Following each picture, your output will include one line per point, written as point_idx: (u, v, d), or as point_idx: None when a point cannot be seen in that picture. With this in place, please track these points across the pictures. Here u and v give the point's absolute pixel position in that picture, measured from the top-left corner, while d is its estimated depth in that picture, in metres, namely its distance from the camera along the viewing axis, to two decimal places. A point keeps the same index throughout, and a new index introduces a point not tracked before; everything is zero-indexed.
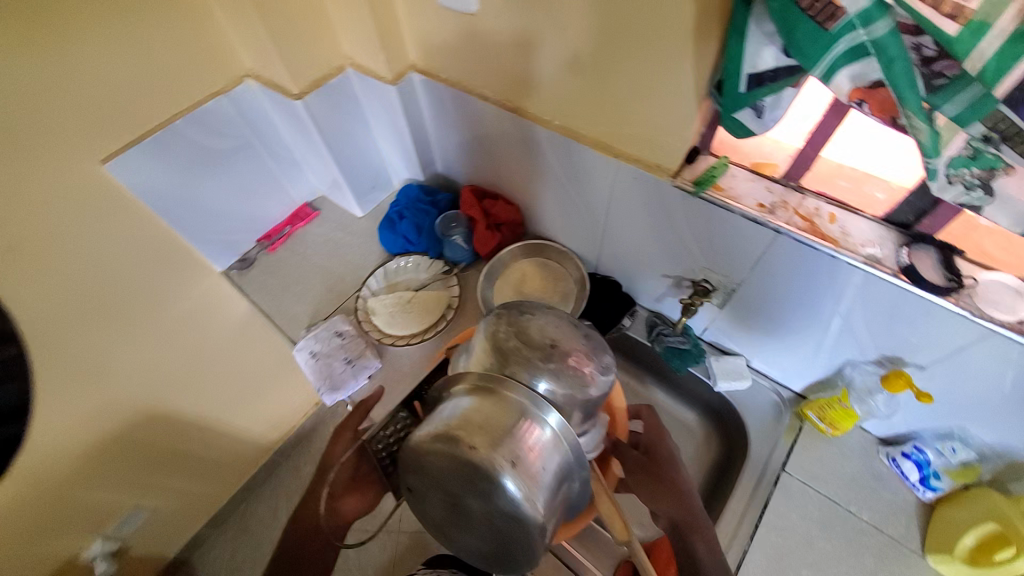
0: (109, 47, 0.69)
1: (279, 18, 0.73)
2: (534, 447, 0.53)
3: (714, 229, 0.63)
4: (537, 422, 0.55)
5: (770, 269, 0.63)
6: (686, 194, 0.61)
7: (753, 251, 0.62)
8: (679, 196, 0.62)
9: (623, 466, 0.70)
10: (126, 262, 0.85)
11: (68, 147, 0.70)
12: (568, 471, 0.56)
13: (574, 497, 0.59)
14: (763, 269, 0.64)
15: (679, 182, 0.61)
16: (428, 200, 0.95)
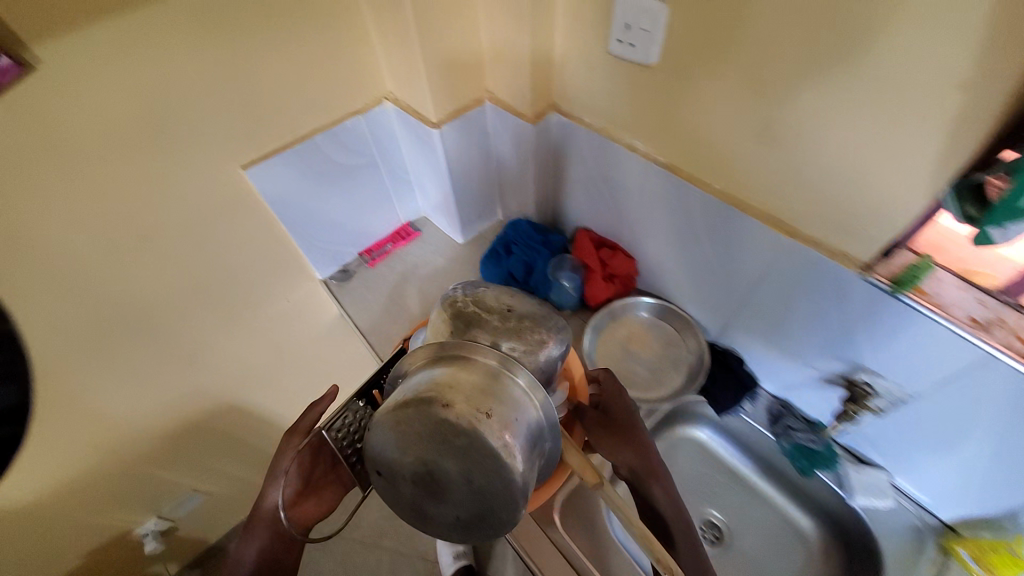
0: (272, 59, 0.70)
1: (432, 45, 0.71)
2: (506, 397, 0.54)
3: (901, 335, 0.55)
4: (507, 379, 0.56)
5: (961, 390, 0.54)
6: (880, 292, 0.54)
7: (947, 367, 0.54)
8: (868, 292, 0.55)
9: (583, 430, 0.71)
10: (241, 262, 0.86)
11: (214, 150, 0.72)
12: (541, 428, 0.56)
13: (547, 455, 0.59)
14: (949, 388, 0.55)
15: (873, 277, 0.54)
16: (539, 239, 0.90)
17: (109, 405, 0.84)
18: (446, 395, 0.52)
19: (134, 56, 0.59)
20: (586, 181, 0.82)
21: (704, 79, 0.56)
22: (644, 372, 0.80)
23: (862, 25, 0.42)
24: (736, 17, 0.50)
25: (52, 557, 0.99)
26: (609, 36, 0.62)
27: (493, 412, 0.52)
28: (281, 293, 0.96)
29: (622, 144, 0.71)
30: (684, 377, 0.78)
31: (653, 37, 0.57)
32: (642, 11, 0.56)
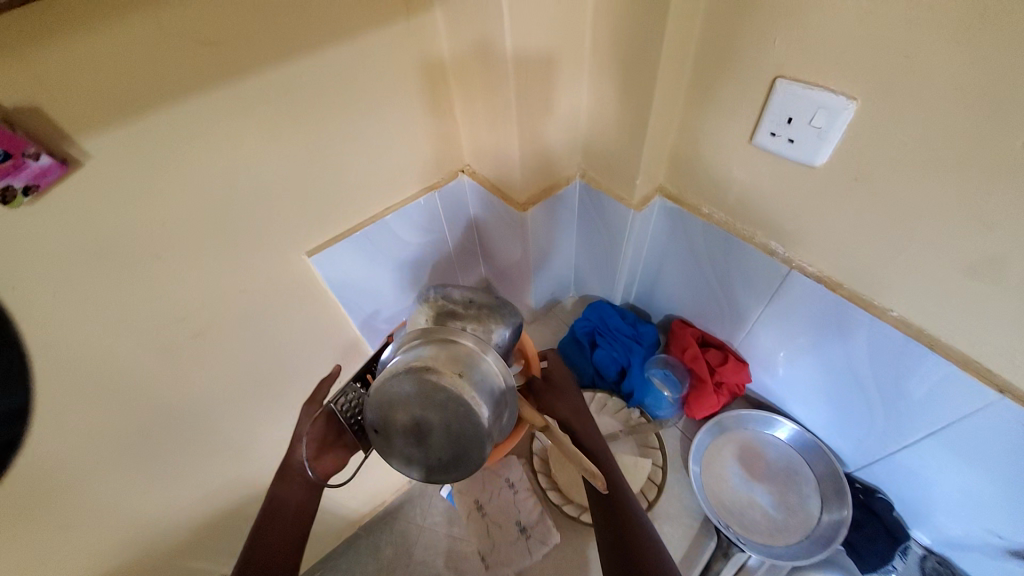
0: (350, 139, 0.61)
1: (530, 122, 0.62)
2: (478, 364, 0.53)
3: None
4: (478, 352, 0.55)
5: None
6: None
7: None
8: None
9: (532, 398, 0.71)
10: (296, 355, 0.75)
11: (280, 237, 0.63)
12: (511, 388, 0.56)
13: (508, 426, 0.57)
14: None
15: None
16: (631, 332, 0.80)
17: (146, 528, 0.72)
18: (418, 362, 0.52)
19: (201, 144, 0.50)
20: (694, 279, 0.72)
21: (894, 191, 0.45)
22: (766, 509, 0.68)
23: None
24: (966, 127, 0.38)
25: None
26: (758, 126, 0.51)
27: (461, 372, 0.52)
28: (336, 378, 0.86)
29: (753, 244, 0.60)
30: (818, 520, 0.66)
31: (826, 135, 0.46)
32: (816, 105, 0.45)
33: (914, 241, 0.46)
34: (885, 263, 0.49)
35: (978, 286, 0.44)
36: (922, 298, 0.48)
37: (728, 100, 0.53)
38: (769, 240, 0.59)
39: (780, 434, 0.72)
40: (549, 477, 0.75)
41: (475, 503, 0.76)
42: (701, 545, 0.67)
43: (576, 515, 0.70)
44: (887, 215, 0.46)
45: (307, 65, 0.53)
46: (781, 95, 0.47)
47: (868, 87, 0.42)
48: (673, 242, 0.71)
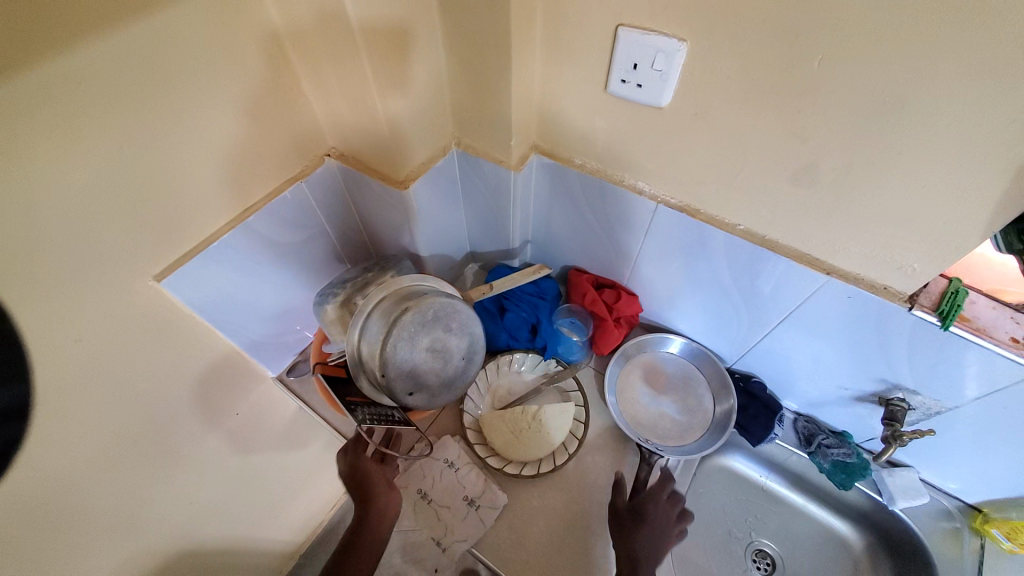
0: (179, 135, 0.52)
1: (395, 96, 0.59)
2: (425, 282, 0.68)
3: (943, 360, 0.57)
4: (415, 279, 0.69)
5: (1005, 400, 0.57)
6: (925, 322, 0.55)
7: (996, 383, 0.56)
8: (911, 323, 0.56)
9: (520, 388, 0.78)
10: (171, 395, 0.65)
11: (115, 267, 0.52)
12: (443, 283, 0.72)
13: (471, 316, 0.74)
14: (991, 399, 0.58)
15: (919, 309, 0.54)
16: (534, 290, 0.82)
17: None
18: (393, 313, 0.63)
19: None
20: (579, 229, 0.76)
21: (725, 119, 0.52)
22: (675, 415, 0.80)
23: (932, 69, 0.40)
24: (775, 56, 0.45)
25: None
26: (610, 76, 0.54)
27: (421, 292, 0.66)
28: (230, 407, 0.76)
29: (625, 186, 0.65)
30: (718, 416, 0.78)
31: (667, 77, 0.50)
32: (655, 49, 0.49)
33: (748, 161, 0.54)
34: (730, 185, 0.57)
35: (799, 193, 0.53)
36: (761, 210, 0.57)
37: (581, 53, 0.55)
38: (636, 181, 0.64)
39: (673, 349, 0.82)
40: (485, 445, 0.76)
41: (418, 492, 0.74)
42: (630, 463, 0.75)
43: (518, 472, 0.73)
44: (726, 145, 0.53)
45: (97, 49, 0.42)
46: (626, 42, 0.50)
47: (697, 29, 0.47)
48: (555, 195, 0.74)
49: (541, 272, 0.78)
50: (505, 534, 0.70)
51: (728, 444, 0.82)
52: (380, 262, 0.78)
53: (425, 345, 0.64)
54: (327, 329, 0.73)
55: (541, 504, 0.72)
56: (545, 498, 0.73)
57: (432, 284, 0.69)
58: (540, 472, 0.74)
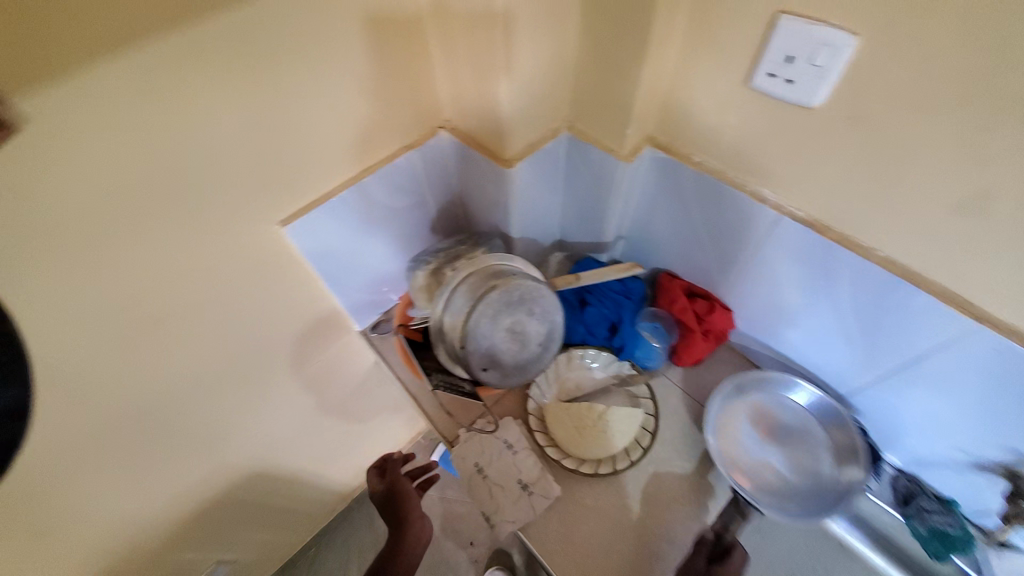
0: (317, 92, 0.55)
1: (521, 74, 0.58)
2: (513, 262, 0.67)
3: None
4: (503, 258, 0.68)
5: None
6: None
7: None
8: None
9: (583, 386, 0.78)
10: (267, 322, 0.72)
11: (245, 204, 0.58)
12: (528, 264, 0.71)
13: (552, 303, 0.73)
14: None
15: None
16: (620, 288, 0.79)
17: (119, 499, 0.71)
18: (480, 290, 0.63)
19: (149, 95, 0.44)
20: (680, 231, 0.72)
21: (886, 128, 0.45)
22: (780, 468, 0.71)
23: None
24: (970, 60, 0.38)
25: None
26: (757, 68, 0.50)
27: (508, 273, 0.65)
28: (315, 346, 0.83)
29: (746, 191, 0.60)
30: (834, 483, 0.68)
31: (827, 74, 0.45)
32: (818, 42, 0.44)
33: (905, 180, 0.47)
34: (875, 205, 0.51)
35: (961, 224, 0.46)
36: (907, 238, 0.50)
37: (728, 40, 0.51)
38: (760, 188, 0.59)
39: (796, 398, 0.72)
40: (546, 434, 0.75)
41: (474, 466, 0.72)
42: (692, 482, 0.71)
43: (576, 468, 0.72)
44: (881, 157, 0.47)
45: (265, 3, 0.46)
46: (784, 31, 0.46)
47: (876, 21, 0.41)
48: (662, 193, 0.70)
49: (632, 270, 0.76)
50: (552, 526, 0.68)
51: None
52: (472, 237, 0.79)
53: (505, 326, 0.64)
54: (414, 294, 0.75)
55: (596, 505, 0.70)
56: (599, 499, 0.70)
57: (520, 265, 0.68)
58: (598, 474, 0.71)
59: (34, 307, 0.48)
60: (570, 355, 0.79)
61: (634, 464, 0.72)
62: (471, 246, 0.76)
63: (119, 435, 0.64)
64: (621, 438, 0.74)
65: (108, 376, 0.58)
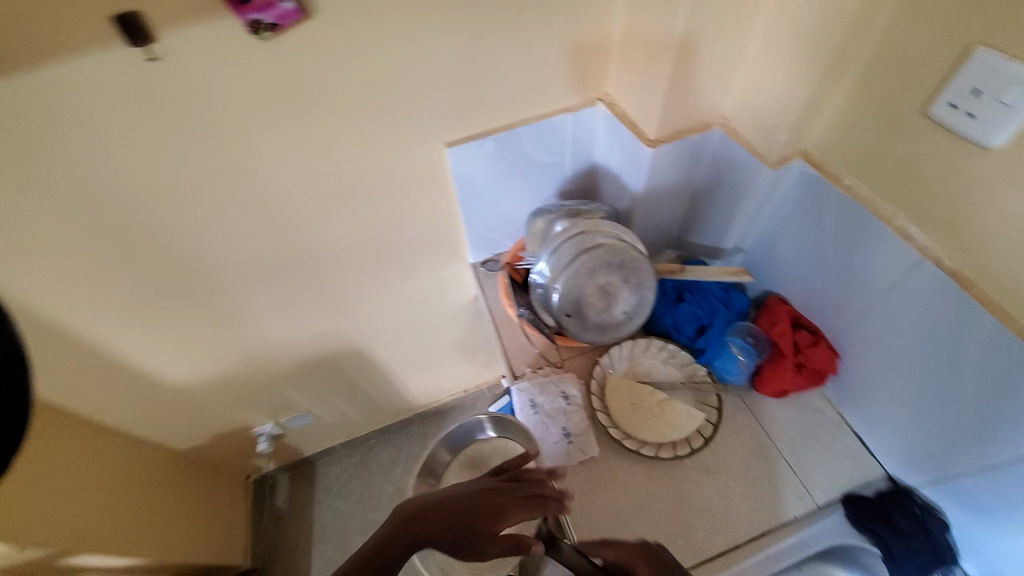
0: (513, 44, 0.66)
1: (691, 63, 0.63)
2: (625, 233, 0.73)
3: None
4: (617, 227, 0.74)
5: None
6: None
7: None
8: None
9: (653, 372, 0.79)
10: (410, 227, 0.87)
11: (432, 124, 0.72)
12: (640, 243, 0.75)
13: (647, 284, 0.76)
14: None
15: None
16: (722, 296, 0.81)
17: (270, 322, 0.94)
18: (587, 245, 0.70)
19: (401, 19, 0.59)
20: (801, 257, 0.74)
21: None
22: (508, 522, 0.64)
23: None
24: None
25: (186, 433, 1.13)
26: (937, 97, 0.50)
27: (617, 240, 0.70)
28: (433, 262, 0.97)
29: (891, 226, 0.59)
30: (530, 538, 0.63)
31: (1012, 114, 0.44)
32: (1011, 79, 0.43)
33: None
34: None
35: None
36: None
37: (919, 65, 0.51)
38: (909, 226, 0.58)
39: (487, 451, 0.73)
40: (601, 401, 0.77)
41: (529, 402, 0.77)
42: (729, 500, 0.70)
43: (620, 438, 0.73)
44: None
45: None
46: (977, 64, 0.45)
47: None
48: (801, 210, 0.71)
49: (740, 276, 0.78)
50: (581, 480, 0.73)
51: (852, 560, 0.71)
52: (592, 207, 0.84)
53: (599, 284, 0.69)
54: (528, 239, 0.84)
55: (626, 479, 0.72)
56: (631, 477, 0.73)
57: (631, 237, 0.73)
58: (637, 453, 0.73)
59: (277, 150, 0.67)
60: (649, 341, 0.81)
61: (676, 460, 0.73)
62: (591, 212, 0.82)
63: (288, 271, 0.85)
64: (673, 431, 0.74)
65: (298, 224, 0.78)
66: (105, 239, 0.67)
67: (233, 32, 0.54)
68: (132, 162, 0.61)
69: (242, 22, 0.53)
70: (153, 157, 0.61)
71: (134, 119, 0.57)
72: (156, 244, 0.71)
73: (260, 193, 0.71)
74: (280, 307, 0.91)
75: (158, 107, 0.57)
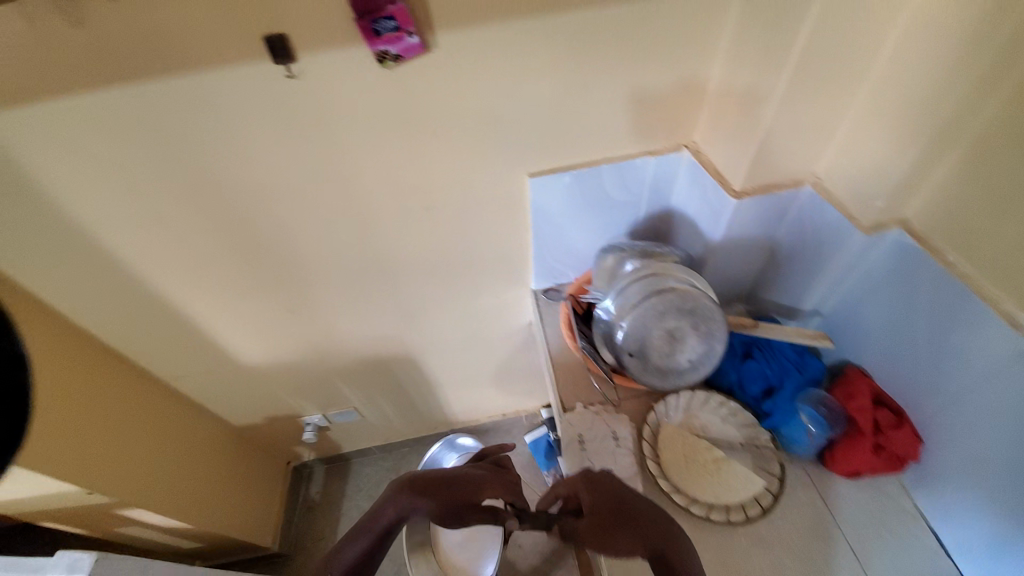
0: (607, 87, 0.69)
1: (787, 120, 0.62)
2: (699, 279, 0.71)
3: None
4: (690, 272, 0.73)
5: None
6: None
7: None
8: None
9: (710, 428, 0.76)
10: (481, 248, 0.91)
11: (519, 154, 0.76)
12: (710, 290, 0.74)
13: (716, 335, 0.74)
14: None
15: None
16: (795, 359, 0.77)
17: (338, 320, 0.99)
18: (658, 286, 0.69)
19: (508, 57, 0.63)
20: (890, 330, 0.69)
21: None
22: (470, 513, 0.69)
23: None
24: None
25: (243, 411, 1.21)
26: None
27: (689, 285, 0.69)
28: (496, 284, 1.00)
29: (997, 310, 0.55)
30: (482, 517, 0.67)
31: None
32: None
33: None
34: None
35: None
36: None
37: None
38: (1018, 312, 0.53)
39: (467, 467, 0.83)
40: (653, 449, 0.75)
41: (577, 436, 0.76)
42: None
43: (669, 492, 0.71)
44: None
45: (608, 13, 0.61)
46: None
47: None
48: (893, 281, 0.67)
49: (819, 341, 0.74)
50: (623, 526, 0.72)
51: None
52: (665, 249, 0.84)
53: (665, 327, 0.68)
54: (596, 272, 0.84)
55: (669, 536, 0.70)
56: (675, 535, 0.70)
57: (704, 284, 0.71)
58: (686, 510, 0.70)
59: (377, 165, 0.72)
60: (709, 395, 0.77)
61: (728, 525, 0.69)
62: (664, 254, 0.81)
63: (364, 275, 0.90)
64: (727, 495, 0.71)
65: (381, 233, 0.83)
66: (216, 223, 0.76)
67: (361, 59, 0.60)
68: (254, 162, 0.68)
69: (372, 52, 0.59)
70: (272, 159, 0.69)
71: (263, 125, 0.64)
72: (256, 234, 0.79)
73: (354, 201, 0.77)
74: (351, 307, 0.97)
75: (284, 117, 0.64)
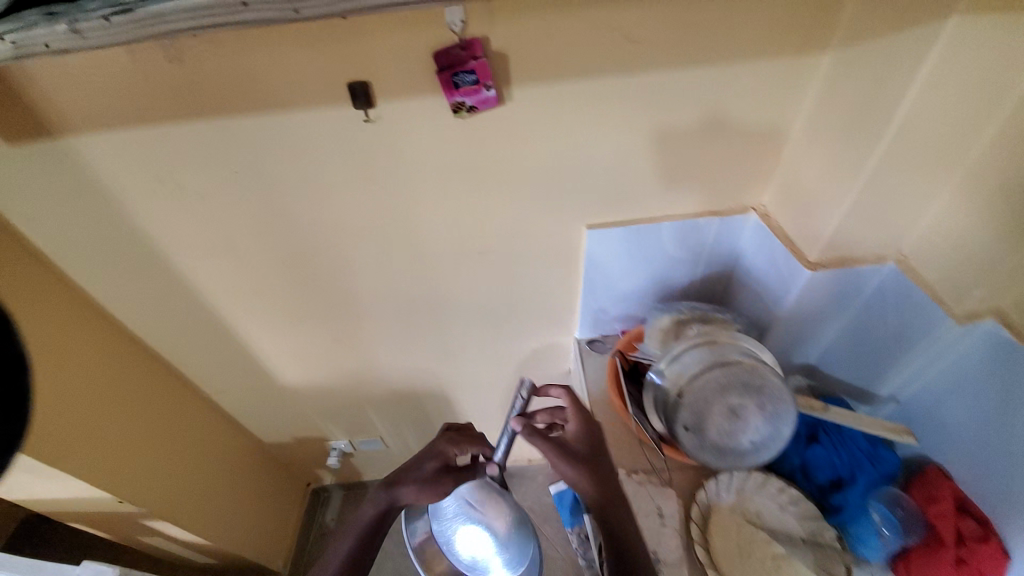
0: (679, 147, 0.68)
1: (873, 195, 0.59)
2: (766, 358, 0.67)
3: None
4: (756, 348, 0.69)
5: None
6: None
7: None
8: None
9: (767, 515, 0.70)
10: (529, 294, 0.89)
11: (580, 206, 0.74)
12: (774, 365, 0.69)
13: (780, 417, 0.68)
14: None
15: None
16: (867, 449, 0.71)
17: (378, 351, 0.99)
18: (721, 360, 0.66)
19: (581, 113, 0.63)
20: (980, 433, 0.62)
21: None
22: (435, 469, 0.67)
23: None
24: None
25: (274, 430, 1.21)
26: None
27: (756, 362, 0.65)
28: (540, 330, 0.98)
29: None
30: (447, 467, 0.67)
31: None
32: None
33: None
34: None
35: None
36: None
37: None
38: None
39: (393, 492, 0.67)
40: (701, 533, 0.69)
41: None
42: None
43: None
44: None
45: (687, 75, 0.60)
46: None
47: None
48: (989, 377, 0.60)
49: (903, 436, 0.68)
50: None
51: None
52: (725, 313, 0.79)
53: (728, 403, 0.63)
54: (650, 331, 0.79)
55: None
56: None
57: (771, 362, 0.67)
58: None
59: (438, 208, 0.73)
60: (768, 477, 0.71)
61: None
62: (725, 321, 0.77)
63: (410, 311, 0.90)
64: None
65: (433, 272, 0.83)
66: (276, 251, 0.77)
67: (437, 109, 0.61)
68: (321, 198, 0.70)
69: (449, 103, 0.60)
70: (338, 196, 0.70)
71: (335, 164, 0.66)
72: (311, 265, 0.80)
73: (411, 240, 0.77)
74: (393, 340, 0.96)
75: (356, 158, 0.66)
